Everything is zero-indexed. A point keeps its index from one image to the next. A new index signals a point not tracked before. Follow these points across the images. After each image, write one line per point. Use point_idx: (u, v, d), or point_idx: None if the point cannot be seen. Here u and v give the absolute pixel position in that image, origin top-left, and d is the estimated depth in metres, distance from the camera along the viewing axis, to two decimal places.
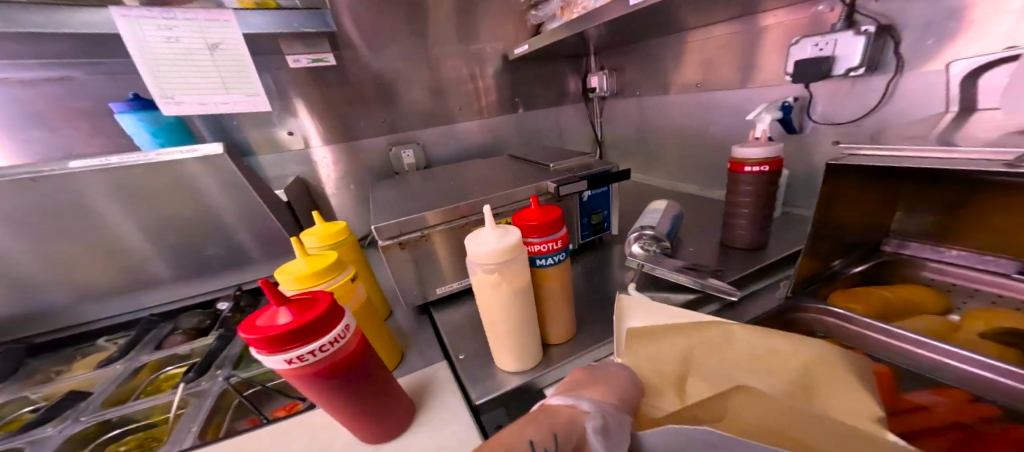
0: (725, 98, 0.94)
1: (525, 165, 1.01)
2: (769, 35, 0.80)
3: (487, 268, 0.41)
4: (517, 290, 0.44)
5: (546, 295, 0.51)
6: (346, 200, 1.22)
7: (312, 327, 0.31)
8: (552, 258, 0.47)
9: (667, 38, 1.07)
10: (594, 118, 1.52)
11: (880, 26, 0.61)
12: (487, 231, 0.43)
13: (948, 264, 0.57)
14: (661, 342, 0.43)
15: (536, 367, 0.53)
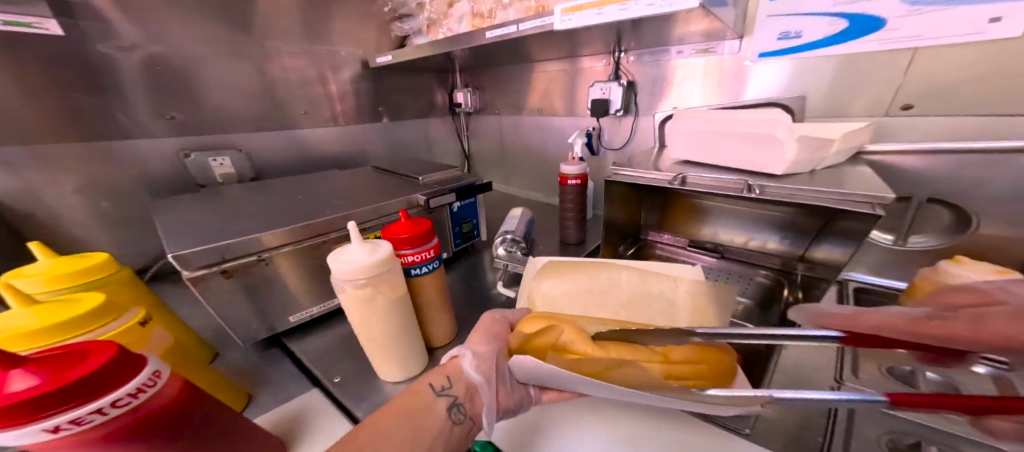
0: (559, 123, 1.21)
1: (393, 177, 1.01)
2: (584, 77, 1.08)
3: (356, 283, 0.42)
4: (393, 301, 0.46)
5: (423, 302, 0.55)
6: (105, 223, 0.90)
7: (72, 384, 0.25)
8: (426, 267, 0.52)
9: (519, 68, 1.25)
10: (461, 131, 1.61)
11: (629, 82, 0.98)
12: (354, 247, 0.44)
13: (662, 244, 0.96)
14: (569, 279, 0.59)
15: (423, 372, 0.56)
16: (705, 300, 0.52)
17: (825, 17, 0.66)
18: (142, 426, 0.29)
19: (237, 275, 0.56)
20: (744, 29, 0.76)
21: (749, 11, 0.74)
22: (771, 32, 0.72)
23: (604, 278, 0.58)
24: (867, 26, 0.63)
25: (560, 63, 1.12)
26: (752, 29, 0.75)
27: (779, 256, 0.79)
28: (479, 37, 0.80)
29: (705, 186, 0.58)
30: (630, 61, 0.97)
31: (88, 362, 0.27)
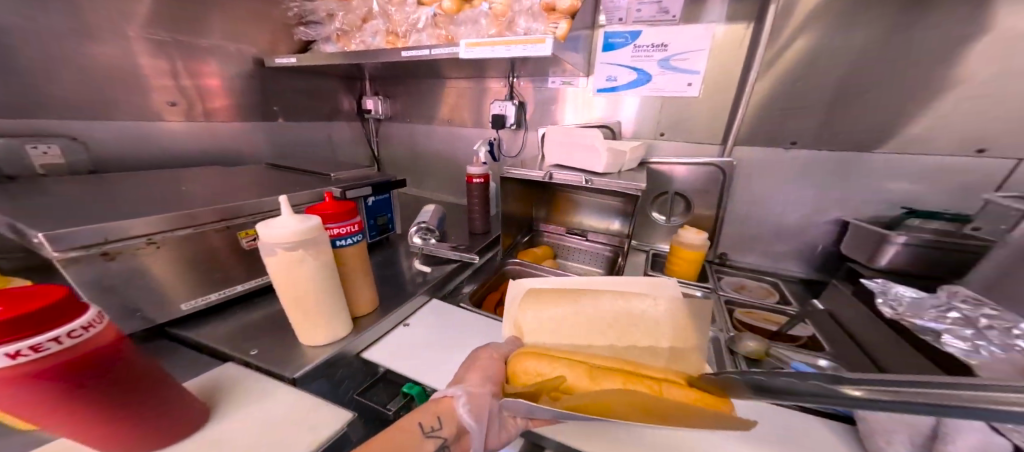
0: (467, 133, 1.38)
1: (297, 172, 1.00)
2: (486, 95, 1.30)
3: (287, 247, 0.49)
4: (323, 264, 0.54)
5: (347, 271, 0.63)
6: None
7: (33, 312, 0.28)
8: (349, 239, 0.60)
9: (428, 84, 1.38)
10: (370, 137, 1.64)
11: (519, 102, 1.25)
12: (284, 217, 0.50)
13: (548, 232, 1.35)
14: (550, 308, 0.55)
15: (347, 337, 0.61)
16: (684, 320, 0.49)
17: (627, 68, 1.06)
18: (81, 367, 0.31)
19: (122, 257, 0.52)
20: (587, 71, 1.12)
21: (589, 58, 1.10)
22: (601, 75, 1.11)
23: (586, 302, 0.53)
24: (645, 78, 1.05)
25: (468, 81, 1.31)
26: (592, 71, 1.12)
27: (618, 236, 1.22)
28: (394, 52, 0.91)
29: (563, 180, 0.86)
30: (522, 87, 1.24)
31: (39, 299, 0.29)
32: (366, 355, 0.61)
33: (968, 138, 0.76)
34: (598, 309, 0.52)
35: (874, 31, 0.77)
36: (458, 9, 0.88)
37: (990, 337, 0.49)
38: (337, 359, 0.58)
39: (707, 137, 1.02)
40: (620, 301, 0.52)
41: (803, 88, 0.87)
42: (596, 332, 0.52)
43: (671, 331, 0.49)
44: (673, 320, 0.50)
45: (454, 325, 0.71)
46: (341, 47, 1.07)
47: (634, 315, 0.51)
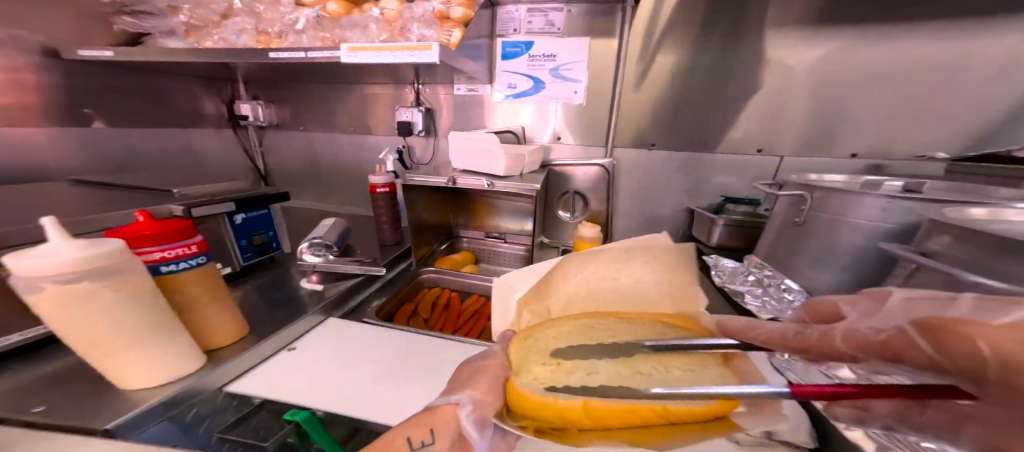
0: (374, 140, 1.30)
1: (126, 190, 0.78)
2: (388, 101, 1.25)
3: (64, 280, 0.37)
4: (138, 294, 0.43)
5: (185, 301, 0.51)
6: None
7: None
8: (183, 263, 0.49)
9: (319, 89, 1.27)
10: (253, 147, 1.42)
11: (427, 109, 1.22)
12: (56, 244, 0.38)
13: (467, 238, 1.37)
14: (531, 299, 0.52)
15: (201, 369, 0.51)
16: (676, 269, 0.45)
17: (524, 76, 1.14)
18: None
19: None
20: (490, 78, 1.17)
21: (490, 66, 1.14)
22: (502, 81, 1.16)
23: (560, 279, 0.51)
24: (539, 86, 1.14)
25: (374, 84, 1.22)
26: (493, 77, 1.16)
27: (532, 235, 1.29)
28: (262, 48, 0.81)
29: (466, 184, 0.88)
30: (428, 93, 1.22)
31: None
32: (232, 385, 0.52)
33: (759, 139, 1.01)
34: (574, 285, 0.50)
35: (701, 59, 1.00)
36: (345, 13, 0.80)
37: (767, 292, 0.67)
38: (190, 395, 0.48)
39: (594, 140, 1.16)
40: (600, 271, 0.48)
41: (657, 100, 1.07)
42: (581, 308, 0.50)
43: (654, 286, 0.47)
44: (651, 272, 0.46)
45: (352, 341, 0.65)
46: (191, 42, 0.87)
47: (614, 276, 0.48)
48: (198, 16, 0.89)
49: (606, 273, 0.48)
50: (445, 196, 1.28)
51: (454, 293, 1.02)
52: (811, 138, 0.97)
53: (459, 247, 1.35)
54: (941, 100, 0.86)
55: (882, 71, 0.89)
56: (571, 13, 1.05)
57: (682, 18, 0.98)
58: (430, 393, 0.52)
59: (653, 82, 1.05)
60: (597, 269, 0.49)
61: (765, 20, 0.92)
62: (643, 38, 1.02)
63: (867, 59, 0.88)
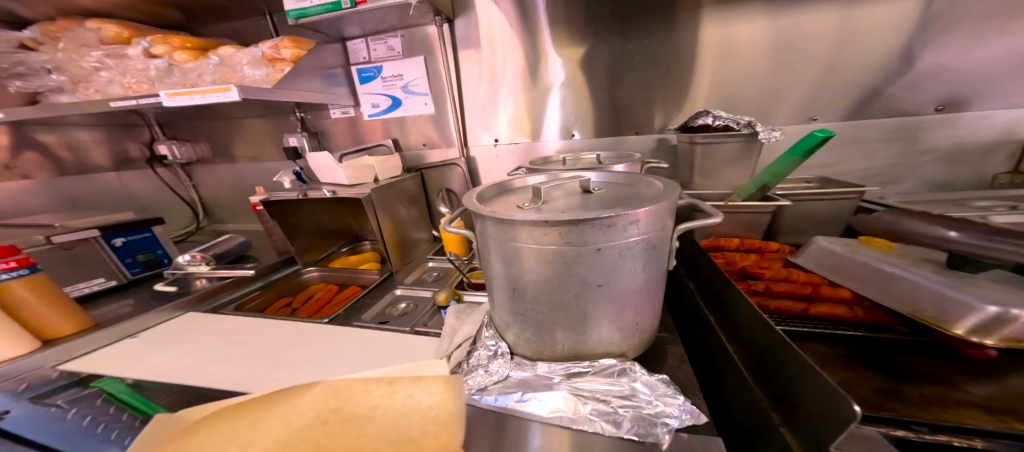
0: (272, 166, 1.46)
1: (27, 229, 0.98)
2: (280, 130, 1.40)
3: None
4: None
5: (15, 303, 0.70)
6: None
7: None
8: (10, 274, 0.68)
9: (221, 124, 1.45)
10: (182, 182, 1.61)
11: (313, 133, 1.40)
12: None
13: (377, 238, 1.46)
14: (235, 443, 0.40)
15: (33, 350, 0.72)
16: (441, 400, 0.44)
17: (383, 96, 1.31)
18: None
19: None
20: (355, 100, 1.34)
21: (352, 90, 1.33)
22: (367, 102, 1.33)
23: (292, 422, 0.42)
24: (397, 103, 1.31)
25: (264, 119, 1.39)
26: (359, 100, 1.34)
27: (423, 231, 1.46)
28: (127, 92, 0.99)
29: (313, 196, 1.05)
30: (311, 119, 1.39)
31: None
32: (62, 364, 0.73)
33: (573, 127, 1.18)
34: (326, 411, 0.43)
35: (517, 65, 1.15)
36: (193, 60, 0.95)
37: None
38: (26, 371, 0.69)
39: (450, 143, 1.33)
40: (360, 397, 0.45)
41: (491, 105, 1.23)
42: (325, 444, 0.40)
43: (411, 419, 0.43)
44: (411, 403, 0.44)
45: (191, 328, 0.86)
46: (80, 96, 1.03)
47: (371, 413, 0.43)
48: (73, 74, 1.03)
49: (355, 414, 0.43)
50: (348, 205, 1.27)
51: (337, 286, 1.20)
52: (612, 123, 1.14)
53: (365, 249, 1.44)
54: (690, 79, 1.02)
55: (644, 61, 1.04)
56: (405, 37, 1.21)
57: (503, 28, 1.12)
58: (241, 369, 0.67)
59: (491, 86, 1.21)
60: (341, 407, 0.44)
61: (562, 26, 1.07)
62: (475, 51, 1.18)
63: (630, 51, 1.04)
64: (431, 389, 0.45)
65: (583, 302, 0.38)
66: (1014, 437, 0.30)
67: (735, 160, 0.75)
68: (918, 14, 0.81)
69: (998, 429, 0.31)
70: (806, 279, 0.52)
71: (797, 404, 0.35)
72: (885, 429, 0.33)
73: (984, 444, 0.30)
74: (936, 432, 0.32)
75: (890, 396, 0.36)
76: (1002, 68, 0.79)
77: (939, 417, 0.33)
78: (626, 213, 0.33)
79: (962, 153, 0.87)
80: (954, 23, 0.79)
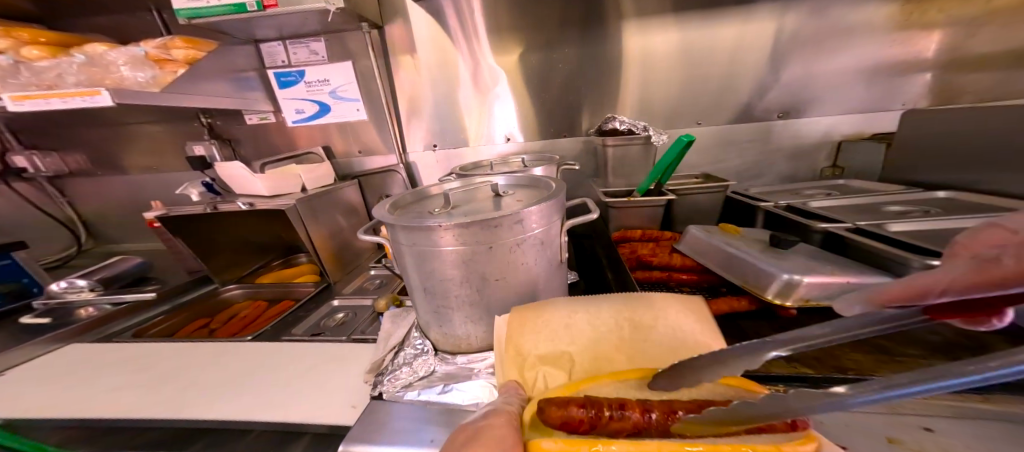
0: (176, 177, 1.29)
1: None
2: (182, 136, 1.25)
3: None
4: None
5: None
6: None
7: None
8: None
9: (105, 131, 1.25)
10: (54, 200, 1.35)
11: (223, 140, 1.27)
12: None
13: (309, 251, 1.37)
14: (549, 336, 0.42)
15: None
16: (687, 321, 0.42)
17: (308, 101, 1.24)
18: None
19: None
20: (275, 105, 1.25)
21: (270, 95, 1.24)
22: (289, 108, 1.25)
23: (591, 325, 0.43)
24: (325, 108, 1.25)
25: (161, 125, 1.23)
26: (279, 105, 1.25)
27: None
28: None
29: (226, 209, 0.97)
30: (222, 125, 1.26)
31: None
32: None
33: (505, 131, 1.24)
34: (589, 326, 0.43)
35: (447, 72, 1.18)
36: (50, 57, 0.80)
37: None
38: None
39: (386, 148, 1.30)
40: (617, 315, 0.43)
41: (426, 111, 1.24)
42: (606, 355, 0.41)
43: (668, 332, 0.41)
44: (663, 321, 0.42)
45: (79, 359, 0.75)
46: None
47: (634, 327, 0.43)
48: None
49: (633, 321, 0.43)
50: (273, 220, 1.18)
51: (265, 302, 1.11)
52: (542, 128, 1.23)
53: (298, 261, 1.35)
54: (609, 90, 1.14)
55: (565, 71, 1.14)
56: (329, 41, 1.16)
57: (434, 36, 1.14)
58: (139, 398, 0.61)
59: (425, 92, 1.21)
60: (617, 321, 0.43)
61: (493, 37, 1.12)
62: (412, 57, 1.18)
63: (553, 62, 1.14)
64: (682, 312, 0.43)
65: (485, 296, 0.43)
66: (801, 380, 0.39)
67: (637, 161, 0.87)
68: (762, 42, 1.02)
69: (790, 374, 0.40)
70: (682, 263, 0.63)
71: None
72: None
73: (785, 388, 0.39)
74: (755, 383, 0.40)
75: None
76: (821, 86, 1.02)
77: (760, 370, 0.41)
78: (511, 214, 0.38)
79: (802, 151, 1.08)
80: (789, 50, 1.01)
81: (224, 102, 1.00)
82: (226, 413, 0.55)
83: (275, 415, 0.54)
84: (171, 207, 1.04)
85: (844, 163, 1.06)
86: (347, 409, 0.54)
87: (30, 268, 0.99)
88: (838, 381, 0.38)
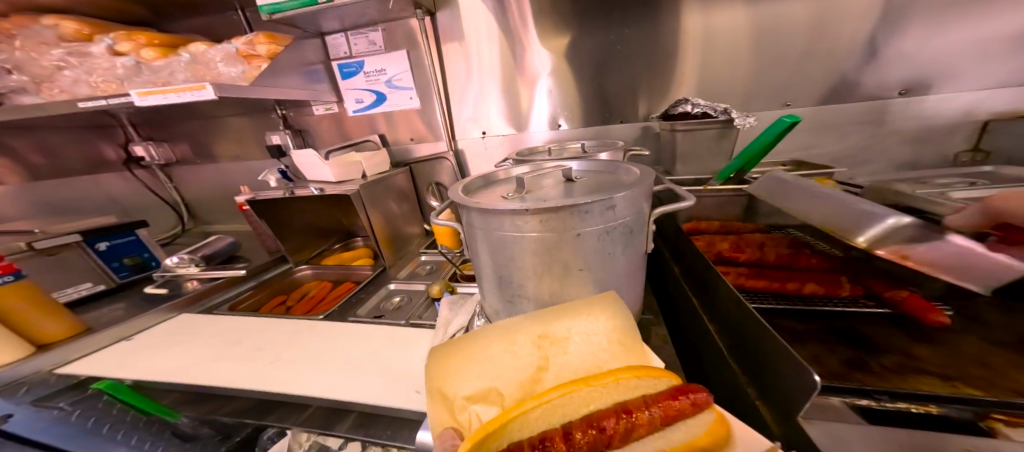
0: (255, 164, 1.43)
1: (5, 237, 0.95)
2: (261, 128, 1.37)
3: None
4: None
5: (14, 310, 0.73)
6: None
7: None
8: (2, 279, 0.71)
9: (201, 123, 1.41)
10: (163, 185, 1.57)
11: (295, 131, 1.37)
12: None
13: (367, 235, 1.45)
14: (473, 372, 0.38)
15: (27, 356, 0.73)
16: (620, 329, 0.40)
17: (367, 91, 1.29)
18: None
19: None
20: (338, 95, 1.32)
21: (335, 86, 1.31)
22: (351, 98, 1.31)
23: (508, 350, 0.39)
24: (382, 98, 1.29)
25: (244, 117, 1.36)
26: (342, 95, 1.32)
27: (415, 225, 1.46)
28: (95, 91, 0.95)
29: (300, 193, 1.05)
30: (292, 116, 1.36)
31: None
32: (67, 366, 0.74)
33: (558, 117, 1.19)
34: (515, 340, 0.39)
35: (500, 55, 1.15)
36: (162, 57, 0.91)
37: None
38: (23, 376, 0.70)
39: (437, 136, 1.32)
40: (542, 322, 0.40)
41: (478, 99, 1.23)
42: (531, 371, 0.38)
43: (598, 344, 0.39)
44: (605, 331, 0.39)
45: (188, 328, 0.87)
46: (44, 97, 0.99)
47: (565, 335, 0.39)
48: (37, 75, 0.98)
49: (555, 335, 0.39)
50: (337, 204, 1.26)
51: (332, 283, 1.20)
52: (598, 112, 1.15)
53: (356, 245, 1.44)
54: (675, 67, 1.03)
55: (626, 49, 1.05)
56: (385, 32, 1.19)
57: (487, 21, 1.11)
58: (235, 367, 0.69)
59: (477, 79, 1.20)
60: (545, 332, 0.40)
61: (549, 17, 1.06)
62: (463, 44, 1.16)
63: (613, 41, 1.05)
64: (607, 312, 0.40)
65: (566, 287, 0.41)
66: (964, 401, 0.31)
67: (711, 146, 0.78)
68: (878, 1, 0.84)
69: (949, 394, 0.32)
70: (777, 258, 0.55)
71: (772, 386, 0.36)
72: (851, 400, 0.33)
73: (938, 409, 0.31)
74: (895, 400, 0.33)
75: (856, 369, 0.37)
76: (954, 51, 0.84)
77: (900, 386, 0.34)
78: (602, 199, 0.35)
79: (924, 134, 0.91)
80: (912, 9, 0.83)
81: (297, 94, 1.06)
82: (306, 387, 0.60)
83: (349, 393, 0.57)
84: (255, 192, 1.15)
85: (987, 147, 0.87)
86: (413, 394, 0.55)
87: (148, 245, 1.16)
88: (1018, 406, 0.30)
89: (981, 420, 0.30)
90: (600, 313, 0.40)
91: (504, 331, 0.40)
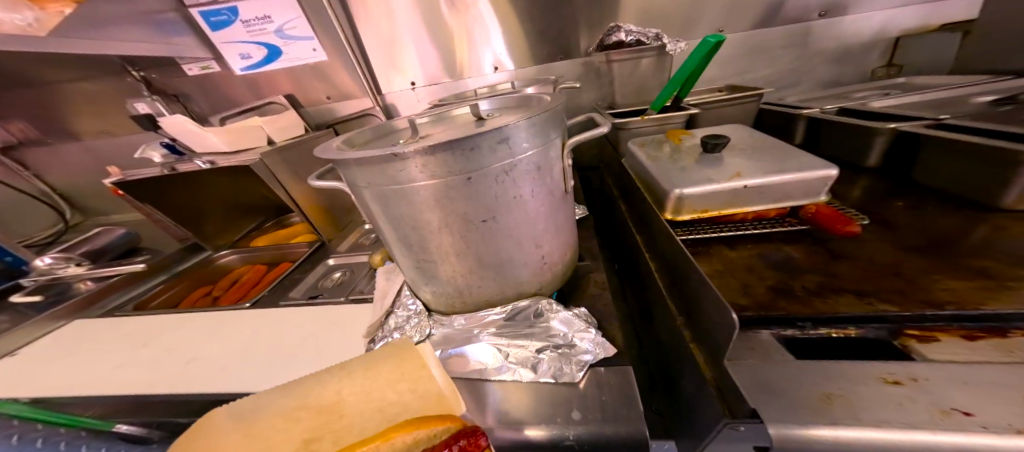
0: (132, 139, 1.16)
1: None
2: (123, 95, 1.09)
3: None
4: None
5: None
6: None
7: None
8: None
9: (35, 91, 1.09)
10: (14, 173, 1.24)
11: (165, 96, 1.11)
12: None
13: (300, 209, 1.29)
14: None
15: None
16: (410, 377, 0.37)
17: (252, 44, 1.05)
18: None
19: None
20: (211, 50, 1.06)
21: (203, 40, 1.04)
22: (232, 53, 1.06)
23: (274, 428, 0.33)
24: (275, 52, 1.06)
25: (94, 81, 1.06)
26: (217, 50, 1.06)
27: None
28: None
29: (183, 169, 0.86)
30: (156, 77, 1.09)
31: None
32: None
33: (491, 57, 1.05)
34: (284, 415, 0.34)
35: None
36: None
37: None
38: None
39: (355, 91, 1.12)
40: (319, 387, 0.36)
41: (394, 42, 1.04)
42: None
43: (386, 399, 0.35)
44: (388, 385, 0.36)
45: (82, 335, 0.73)
46: None
47: (343, 398, 0.36)
48: None
49: (330, 402, 0.35)
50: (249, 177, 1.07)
51: (264, 265, 1.05)
52: (535, 48, 1.03)
53: (292, 221, 1.27)
54: None
55: None
56: None
57: None
58: (132, 376, 0.58)
59: (389, 19, 1.01)
60: (322, 398, 0.35)
61: None
62: None
63: None
64: (395, 360, 0.38)
65: (479, 244, 0.35)
66: (883, 320, 0.30)
67: (649, 77, 0.73)
68: None
69: (865, 314, 0.30)
70: None
71: (702, 325, 0.34)
72: (777, 331, 0.32)
73: (857, 332, 0.30)
74: (818, 327, 0.31)
75: (782, 295, 0.35)
76: None
77: (822, 310, 0.32)
78: (492, 130, 0.28)
79: (848, 53, 0.91)
80: None
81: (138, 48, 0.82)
82: (222, 385, 0.52)
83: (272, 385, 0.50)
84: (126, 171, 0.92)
85: (902, 62, 0.90)
86: None
87: (8, 247, 0.95)
88: (930, 319, 0.29)
89: (896, 339, 0.29)
90: (388, 366, 0.38)
91: (268, 409, 0.35)
